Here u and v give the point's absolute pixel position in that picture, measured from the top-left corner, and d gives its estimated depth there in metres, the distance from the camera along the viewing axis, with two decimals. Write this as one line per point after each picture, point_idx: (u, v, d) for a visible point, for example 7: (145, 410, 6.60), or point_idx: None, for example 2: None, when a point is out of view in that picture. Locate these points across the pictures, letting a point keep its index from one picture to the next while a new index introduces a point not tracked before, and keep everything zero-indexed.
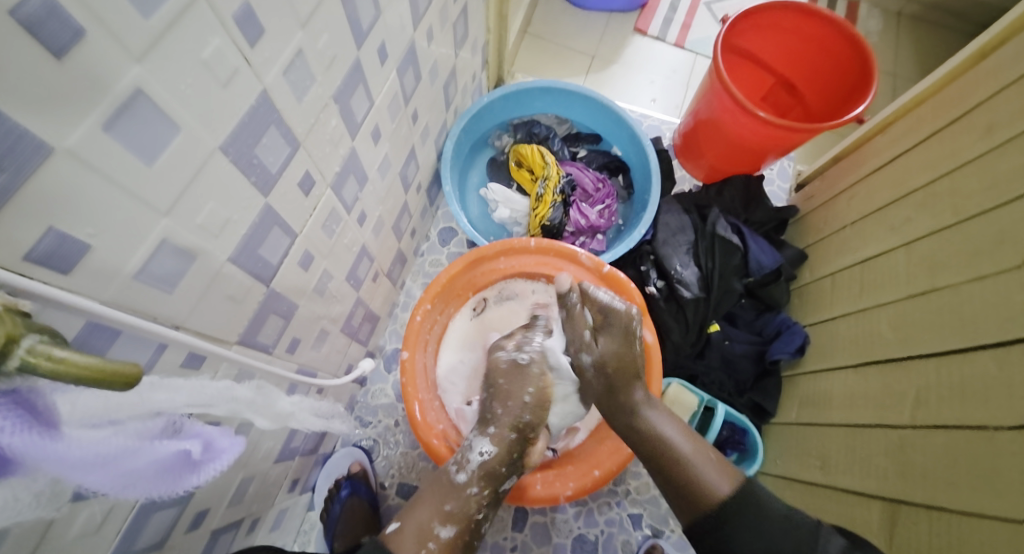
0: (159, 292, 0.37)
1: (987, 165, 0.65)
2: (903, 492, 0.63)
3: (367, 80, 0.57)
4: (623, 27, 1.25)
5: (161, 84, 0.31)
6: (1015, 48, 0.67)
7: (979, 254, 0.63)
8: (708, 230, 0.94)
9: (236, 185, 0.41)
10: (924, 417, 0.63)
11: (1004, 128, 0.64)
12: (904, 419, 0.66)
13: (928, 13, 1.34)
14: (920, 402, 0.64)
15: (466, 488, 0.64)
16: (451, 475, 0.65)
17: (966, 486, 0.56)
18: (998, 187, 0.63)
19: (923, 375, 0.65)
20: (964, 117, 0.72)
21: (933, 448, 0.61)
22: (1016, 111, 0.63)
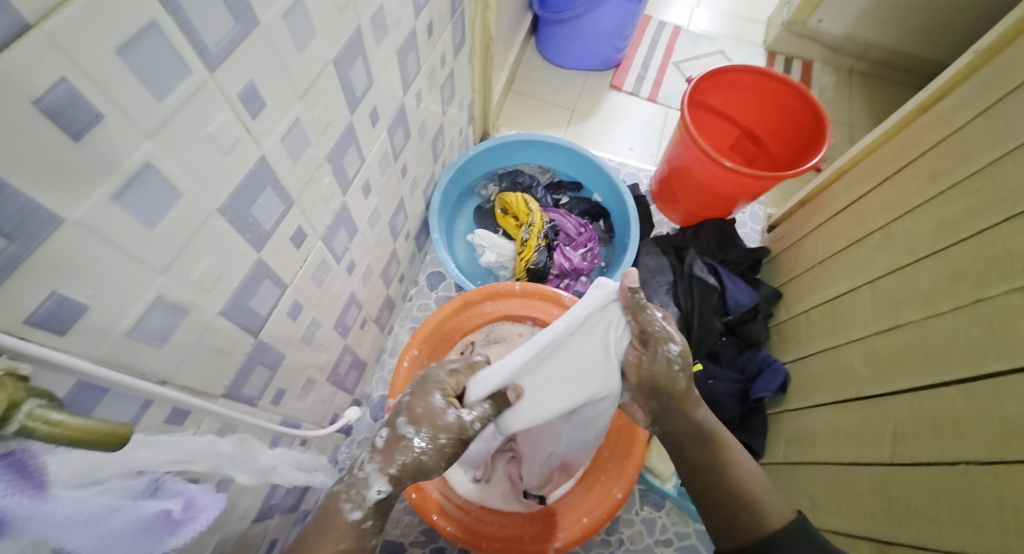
0: (150, 348, 0.38)
1: (935, 210, 0.70)
2: (892, 530, 0.64)
3: (359, 140, 0.60)
4: (600, 84, 1.33)
5: (168, 156, 0.33)
6: (951, 104, 0.74)
7: (935, 292, 0.66)
8: (686, 272, 0.98)
9: (230, 243, 0.43)
10: (902, 453, 0.65)
11: (949, 175, 0.70)
12: (884, 455, 0.67)
13: (877, 70, 1.45)
14: (897, 436, 0.66)
15: (361, 524, 0.52)
16: (344, 512, 0.52)
17: (948, 523, 0.57)
18: (948, 229, 0.67)
19: (897, 411, 0.67)
20: (910, 165, 0.78)
21: (914, 483, 0.62)
22: (958, 161, 0.69)
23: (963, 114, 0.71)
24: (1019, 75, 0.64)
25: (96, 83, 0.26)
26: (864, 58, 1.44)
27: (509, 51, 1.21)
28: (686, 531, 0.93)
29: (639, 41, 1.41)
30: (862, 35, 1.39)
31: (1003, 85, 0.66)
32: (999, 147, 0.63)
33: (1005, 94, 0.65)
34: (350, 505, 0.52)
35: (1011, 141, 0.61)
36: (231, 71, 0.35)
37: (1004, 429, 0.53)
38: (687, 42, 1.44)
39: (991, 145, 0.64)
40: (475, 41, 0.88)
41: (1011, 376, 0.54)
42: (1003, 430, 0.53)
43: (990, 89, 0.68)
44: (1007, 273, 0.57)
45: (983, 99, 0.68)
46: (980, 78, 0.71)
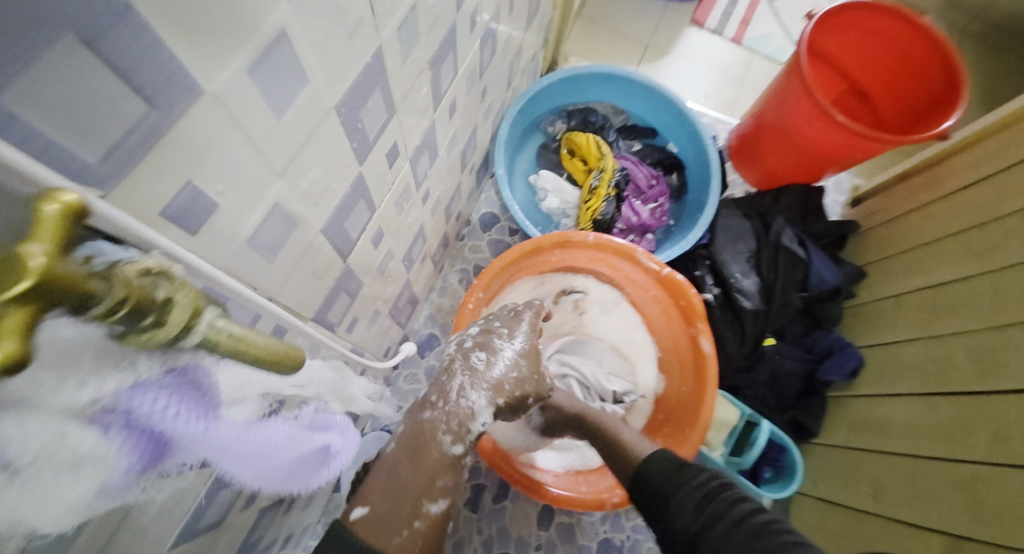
0: (262, 262, 0.34)
1: None
2: (971, 529, 0.62)
3: (456, 47, 0.53)
4: (679, 17, 1.21)
5: (303, 29, 0.27)
6: None
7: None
8: (772, 240, 0.90)
9: (339, 151, 0.38)
10: (1001, 455, 0.61)
11: None
12: (977, 453, 0.64)
13: (990, 34, 1.31)
14: (1000, 438, 0.62)
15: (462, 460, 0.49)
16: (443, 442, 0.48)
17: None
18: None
19: (1007, 412, 0.63)
20: None
21: (1011, 489, 0.59)
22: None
23: None
24: None
25: None
26: (981, 17, 1.30)
27: None
28: None
29: None
30: None
31: None
32: None
33: None
34: (450, 438, 0.48)
35: None
36: None
37: None
38: None
39: None
40: None
41: None
42: None
43: None
44: None
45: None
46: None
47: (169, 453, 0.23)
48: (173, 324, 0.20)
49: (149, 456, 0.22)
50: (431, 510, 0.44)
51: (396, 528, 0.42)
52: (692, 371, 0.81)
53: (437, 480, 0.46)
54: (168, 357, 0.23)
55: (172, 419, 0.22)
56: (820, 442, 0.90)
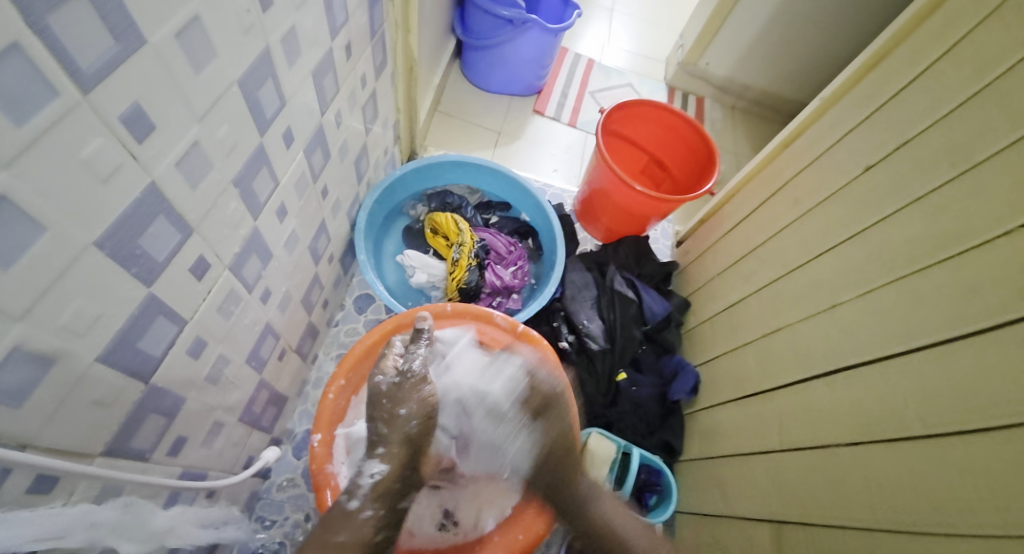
0: (1, 409, 0.33)
1: (800, 230, 0.84)
2: (783, 511, 0.69)
3: (271, 163, 0.57)
4: (522, 109, 1.39)
5: (29, 186, 0.29)
6: (809, 139, 0.90)
7: (804, 300, 0.78)
8: (608, 285, 1.06)
9: (114, 281, 0.38)
10: (786, 440, 0.72)
11: (808, 201, 0.84)
12: (773, 445, 0.75)
13: (752, 107, 1.62)
14: (783, 429, 0.73)
15: (359, 513, 0.60)
16: (343, 503, 0.61)
17: (824, 504, 0.63)
18: (812, 245, 0.80)
19: (779, 405, 0.76)
20: (779, 192, 0.93)
21: (796, 467, 0.69)
22: (814, 190, 0.84)
23: (819, 146, 0.86)
24: (861, 114, 0.79)
25: None
26: (743, 97, 1.60)
27: (433, 74, 1.22)
28: None
29: (558, 71, 1.49)
30: (740, 77, 1.54)
31: (849, 123, 0.81)
32: (847, 176, 0.77)
33: (849, 130, 0.80)
34: (347, 496, 0.61)
35: (857, 170, 0.76)
36: (110, 92, 0.32)
37: (860, 418, 0.62)
38: (601, 74, 1.55)
39: (840, 174, 0.79)
40: (398, 64, 0.88)
41: (864, 369, 0.63)
42: (861, 417, 0.62)
43: (839, 126, 0.83)
44: (857, 281, 0.69)
45: (834, 135, 0.84)
46: (831, 116, 0.87)
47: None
48: None
49: None
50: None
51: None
52: None
53: (336, 535, 0.58)
54: None
55: None
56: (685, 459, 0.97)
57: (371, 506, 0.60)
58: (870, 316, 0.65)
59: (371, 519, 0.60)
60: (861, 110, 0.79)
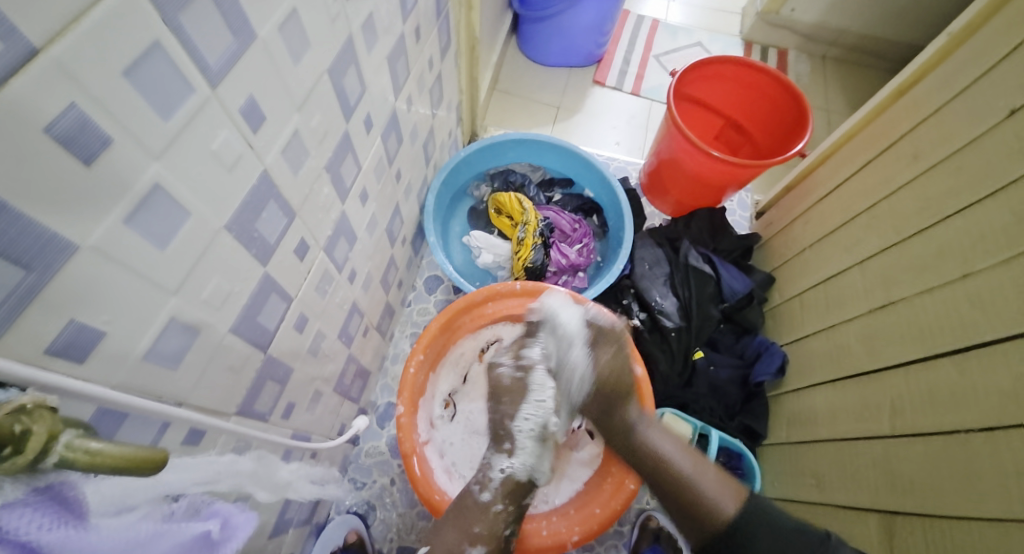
0: (164, 371, 0.38)
1: (918, 191, 0.77)
2: (896, 502, 0.67)
3: (355, 148, 0.60)
4: (582, 81, 1.37)
5: (176, 176, 0.33)
6: (929, 86, 0.82)
7: (924, 269, 0.72)
8: (681, 262, 1.04)
9: (238, 260, 0.43)
10: (902, 426, 0.69)
11: (928, 156, 0.77)
12: (885, 429, 0.72)
13: (850, 55, 1.50)
14: (896, 410, 0.70)
15: (491, 507, 0.68)
16: (475, 495, 0.69)
17: (953, 494, 0.60)
18: (933, 208, 0.73)
19: (896, 386, 0.71)
20: (892, 148, 0.86)
21: (915, 454, 0.66)
22: (935, 144, 0.76)
23: (943, 93, 0.78)
24: (996, 54, 0.70)
25: (103, 106, 0.26)
26: (837, 44, 1.48)
27: (492, 52, 1.23)
28: None
29: (618, 37, 1.45)
30: (833, 22, 1.43)
31: (980, 66, 0.72)
32: (979, 125, 0.69)
33: (980, 73, 0.72)
34: (479, 489, 0.70)
35: (992, 118, 0.67)
36: (232, 87, 0.35)
37: (998, 398, 0.57)
38: (666, 35, 1.48)
39: (970, 124, 0.71)
40: (461, 42, 0.89)
41: (1003, 345, 0.58)
42: (1000, 398, 0.57)
43: (965, 70, 0.75)
44: (995, 246, 0.62)
45: (959, 80, 0.76)
46: (956, 58, 0.78)
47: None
48: (32, 453, 0.23)
49: None
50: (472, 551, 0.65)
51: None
52: None
53: (474, 527, 0.67)
54: (33, 480, 0.25)
55: (37, 530, 0.24)
56: (770, 443, 0.97)
57: (501, 502, 0.68)
58: (1010, 284, 0.59)
59: (503, 513, 0.68)
60: (996, 48, 0.70)
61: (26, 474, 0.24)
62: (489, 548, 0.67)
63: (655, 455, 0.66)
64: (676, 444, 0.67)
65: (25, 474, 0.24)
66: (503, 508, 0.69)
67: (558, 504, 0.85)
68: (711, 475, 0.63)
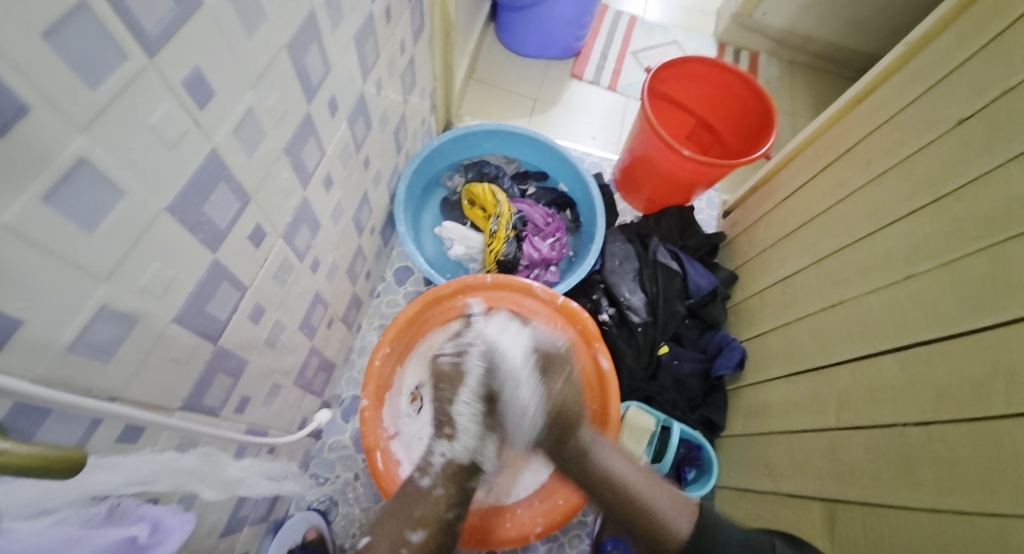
0: (95, 363, 0.35)
1: (870, 194, 0.79)
2: (840, 490, 0.69)
3: (318, 132, 0.57)
4: (560, 74, 1.36)
5: (107, 152, 0.30)
6: (885, 94, 0.83)
7: (873, 271, 0.73)
8: (650, 258, 1.04)
9: (183, 246, 0.40)
10: (846, 418, 0.71)
11: (881, 162, 0.79)
12: (830, 421, 0.74)
13: (818, 62, 1.53)
14: (842, 404, 0.72)
15: (432, 491, 0.67)
16: (416, 481, 0.68)
17: (891, 482, 0.62)
18: (884, 212, 0.75)
19: (842, 382, 0.73)
20: (848, 154, 0.88)
21: (857, 446, 0.68)
22: (888, 150, 0.78)
23: (899, 101, 0.80)
24: (948, 65, 0.72)
25: (18, 71, 0.23)
26: (804, 51, 1.51)
27: (468, 40, 1.20)
28: None
29: (596, 32, 1.44)
30: (803, 28, 1.45)
31: (933, 76, 0.74)
32: (929, 134, 0.71)
33: (932, 84, 0.73)
34: (420, 473, 0.68)
35: (941, 127, 0.69)
36: (174, 57, 0.32)
37: (934, 395, 0.59)
38: (643, 32, 1.48)
39: (921, 132, 0.72)
40: (435, 28, 0.86)
41: (940, 344, 0.60)
42: (935, 394, 0.59)
43: (919, 80, 0.76)
44: (936, 250, 0.64)
45: (913, 89, 0.77)
46: (912, 67, 0.79)
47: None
48: None
49: None
50: (413, 538, 0.64)
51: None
52: (598, 391, 0.85)
53: (415, 512, 0.65)
54: None
55: None
56: (729, 435, 0.99)
57: (441, 485, 0.67)
58: (950, 289, 0.61)
59: (444, 496, 0.66)
60: (949, 59, 0.72)
61: None
62: (428, 532, 0.65)
63: (604, 473, 0.67)
64: (625, 461, 0.68)
65: None
66: (444, 492, 0.67)
67: (522, 496, 0.84)
68: (665, 498, 0.65)
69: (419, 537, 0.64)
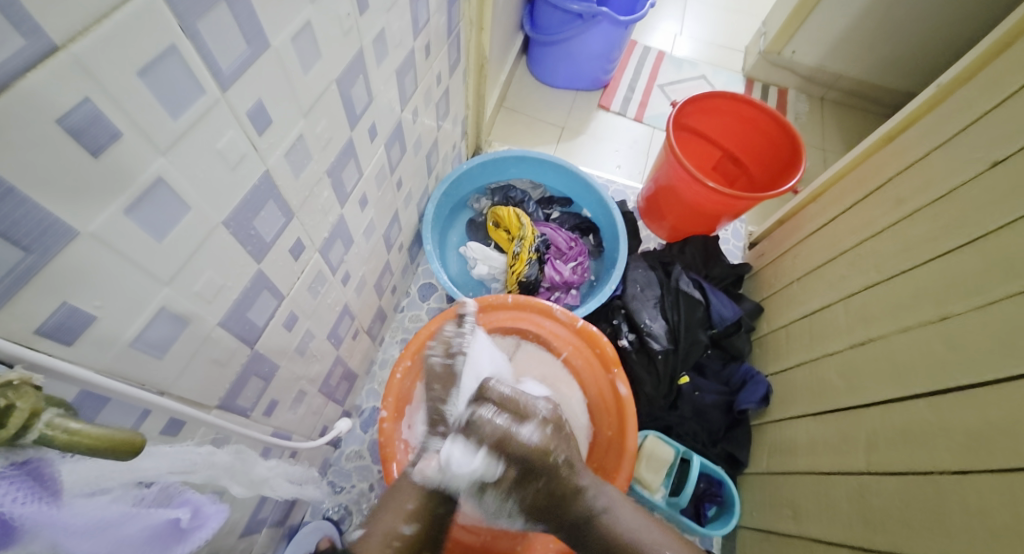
0: (150, 358, 0.39)
1: (900, 232, 0.79)
2: (868, 538, 0.68)
3: (357, 156, 0.61)
4: (587, 104, 1.40)
5: (180, 172, 0.34)
6: (916, 133, 0.84)
7: (902, 310, 0.73)
8: (673, 286, 1.05)
9: (233, 256, 0.44)
10: (874, 462, 0.70)
11: (911, 201, 0.79)
12: (860, 463, 0.72)
13: (847, 99, 1.53)
14: (871, 446, 0.71)
15: (422, 489, 0.62)
16: (410, 479, 0.64)
17: (923, 533, 0.61)
18: (913, 251, 0.75)
19: (870, 422, 0.72)
20: (877, 191, 0.88)
21: (886, 491, 0.67)
22: (918, 189, 0.78)
23: (929, 141, 0.80)
24: (979, 108, 0.72)
25: (118, 104, 0.28)
26: (834, 88, 1.52)
27: (501, 71, 1.26)
28: None
29: (626, 64, 1.49)
30: (833, 64, 1.46)
31: (962, 118, 0.75)
32: (959, 176, 0.71)
33: (961, 127, 0.74)
34: (416, 473, 0.64)
35: (973, 169, 0.69)
36: (242, 91, 0.36)
37: (966, 438, 0.58)
38: (672, 66, 1.52)
39: (952, 172, 0.73)
40: (470, 61, 0.91)
41: (972, 391, 0.59)
42: (967, 439, 0.58)
43: (949, 122, 0.77)
44: (967, 292, 0.64)
45: (943, 130, 0.78)
46: (941, 110, 0.80)
47: (10, 538, 0.25)
48: (14, 427, 0.24)
49: None
50: (405, 530, 0.60)
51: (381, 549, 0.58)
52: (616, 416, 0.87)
53: (407, 505, 0.61)
54: (12, 455, 0.25)
55: (11, 504, 0.25)
56: (751, 472, 0.98)
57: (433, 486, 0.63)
58: (984, 331, 0.60)
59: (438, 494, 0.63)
60: (979, 104, 0.72)
61: (5, 448, 0.25)
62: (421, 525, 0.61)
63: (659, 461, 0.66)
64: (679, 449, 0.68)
65: (3, 448, 0.25)
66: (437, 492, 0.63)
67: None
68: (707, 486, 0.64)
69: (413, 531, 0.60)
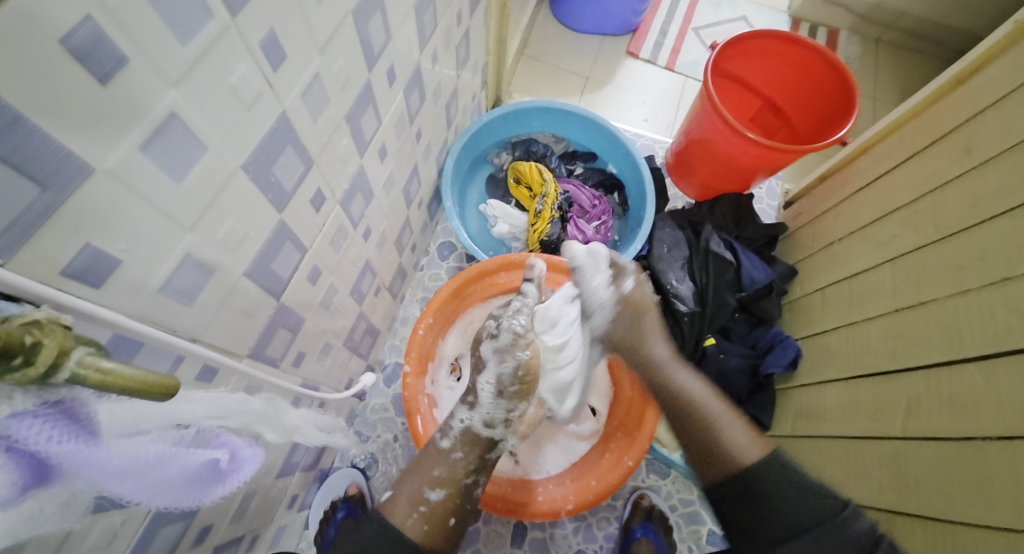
0: (179, 305, 0.38)
1: (966, 187, 0.74)
2: (902, 501, 0.67)
3: (377, 100, 0.59)
4: (615, 51, 1.33)
5: (194, 107, 0.32)
6: (991, 77, 0.77)
7: (960, 270, 0.70)
8: (702, 247, 1.02)
9: (255, 203, 0.43)
10: (914, 428, 0.68)
11: (981, 152, 0.73)
12: (897, 430, 0.71)
13: (905, 40, 1.42)
14: (911, 411, 0.69)
15: (450, 454, 0.68)
16: (436, 442, 0.70)
17: (961, 498, 0.60)
18: (982, 205, 0.70)
19: (914, 388, 0.70)
20: (941, 142, 0.82)
21: (925, 456, 0.66)
22: (990, 138, 0.72)
23: (1004, 86, 0.73)
24: None
25: (121, 25, 0.25)
26: (890, 29, 1.41)
27: (522, 15, 1.19)
28: (690, 497, 0.98)
29: (658, 6, 1.40)
30: (890, 2, 1.35)
31: None
32: None
33: None
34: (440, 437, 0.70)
35: None
36: (253, 18, 0.34)
37: (1022, 405, 0.56)
38: (708, 7, 1.42)
39: None
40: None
41: None
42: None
43: None
44: None
45: (1022, 72, 0.71)
46: (1022, 47, 0.73)
47: (50, 475, 0.26)
48: (43, 366, 0.23)
49: (31, 480, 0.24)
50: (430, 497, 0.64)
51: (405, 513, 0.62)
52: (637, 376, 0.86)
53: (432, 472, 0.66)
54: (44, 393, 0.25)
55: (47, 443, 0.24)
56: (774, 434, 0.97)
57: (460, 450, 0.68)
58: None
59: (461, 460, 0.68)
60: None
61: (37, 387, 0.24)
62: (445, 493, 0.65)
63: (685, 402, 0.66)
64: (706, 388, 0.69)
65: (35, 387, 0.24)
66: (462, 457, 0.68)
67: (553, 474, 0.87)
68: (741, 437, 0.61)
69: (440, 496, 0.64)
